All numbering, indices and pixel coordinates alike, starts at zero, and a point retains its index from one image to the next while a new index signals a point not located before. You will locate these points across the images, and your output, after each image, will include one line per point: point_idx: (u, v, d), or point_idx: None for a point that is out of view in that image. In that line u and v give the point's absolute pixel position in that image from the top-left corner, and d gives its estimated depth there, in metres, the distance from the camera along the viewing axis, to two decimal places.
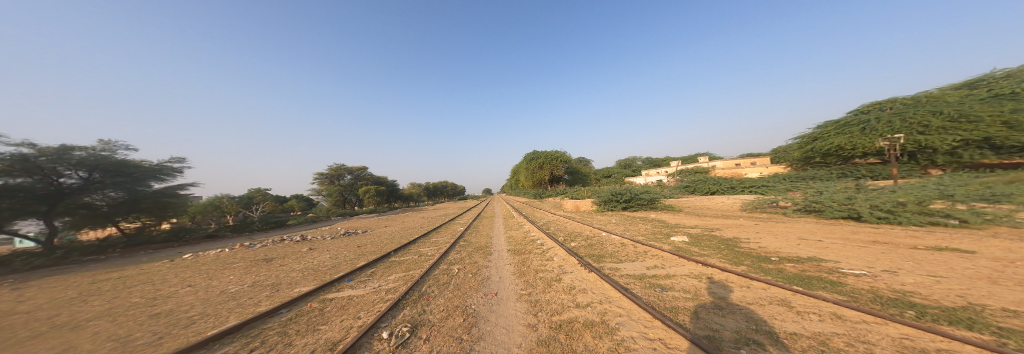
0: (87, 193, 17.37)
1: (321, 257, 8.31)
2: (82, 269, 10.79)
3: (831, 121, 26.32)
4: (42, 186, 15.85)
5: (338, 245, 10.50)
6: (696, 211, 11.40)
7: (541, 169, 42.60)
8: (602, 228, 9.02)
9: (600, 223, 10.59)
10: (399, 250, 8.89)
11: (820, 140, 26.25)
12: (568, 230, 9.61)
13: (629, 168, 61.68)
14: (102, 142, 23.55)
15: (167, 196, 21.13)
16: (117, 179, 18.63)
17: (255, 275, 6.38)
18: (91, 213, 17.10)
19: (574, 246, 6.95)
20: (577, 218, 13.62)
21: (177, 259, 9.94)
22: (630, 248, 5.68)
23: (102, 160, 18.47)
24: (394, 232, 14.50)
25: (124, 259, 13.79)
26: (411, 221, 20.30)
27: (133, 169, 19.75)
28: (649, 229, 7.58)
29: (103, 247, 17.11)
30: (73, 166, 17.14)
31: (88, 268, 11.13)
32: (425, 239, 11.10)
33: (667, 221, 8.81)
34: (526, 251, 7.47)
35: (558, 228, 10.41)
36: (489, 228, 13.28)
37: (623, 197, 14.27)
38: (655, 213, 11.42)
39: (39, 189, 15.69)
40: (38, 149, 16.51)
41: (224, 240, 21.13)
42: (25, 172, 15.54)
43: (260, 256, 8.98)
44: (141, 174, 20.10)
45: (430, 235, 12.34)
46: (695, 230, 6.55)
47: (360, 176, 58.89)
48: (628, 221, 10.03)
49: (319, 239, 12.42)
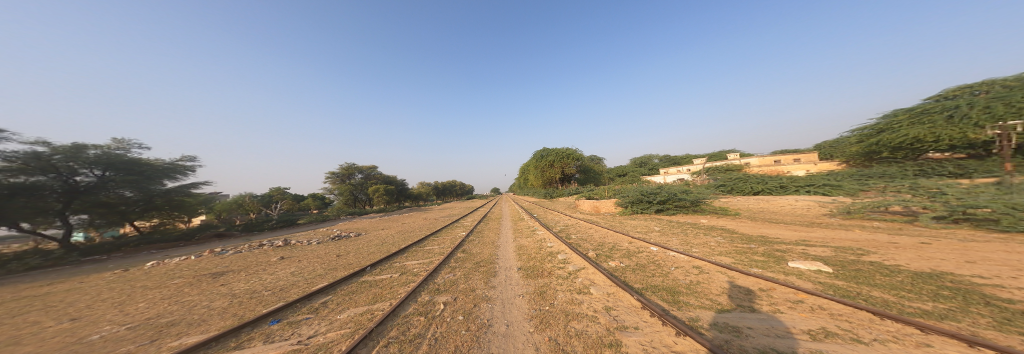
0: (103, 192, 16.89)
1: (279, 272, 6.50)
2: (55, 275, 9.77)
3: (903, 109, 22.52)
4: (58, 184, 15.50)
5: (315, 254, 8.75)
6: (763, 216, 8.74)
7: (552, 167, 40.25)
8: (643, 238, 6.72)
9: (636, 230, 8.21)
10: (380, 264, 7.02)
11: (888, 131, 22.51)
12: (596, 240, 7.38)
13: (646, 166, 58.11)
14: (116, 141, 23.76)
15: (180, 194, 20.78)
16: (134, 177, 18.15)
17: (168, 303, 4.61)
18: (109, 211, 16.73)
19: (615, 268, 4.72)
20: (601, 223, 11.23)
21: (135, 268, 8.54)
22: (722, 279, 3.36)
23: (118, 158, 17.92)
24: (389, 236, 12.83)
25: (115, 262, 12.93)
26: (412, 223, 18.61)
27: (146, 167, 19.22)
28: (721, 242, 5.19)
29: (115, 247, 16.73)
30: (89, 164, 16.61)
31: (63, 273, 10.12)
32: (417, 247, 9.20)
33: (738, 231, 6.34)
34: (543, 273, 5.29)
35: (582, 237, 8.14)
36: (495, 234, 11.24)
37: (657, 197, 11.77)
38: (706, 218, 8.93)
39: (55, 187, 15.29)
40: (53, 147, 15.99)
41: (230, 240, 20.42)
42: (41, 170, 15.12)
43: (216, 268, 7.37)
44: (156, 173, 19.61)
45: (424, 242, 10.40)
46: (815, 248, 4.10)
47: (371, 176, 58.74)
48: (675, 228, 7.59)
49: (302, 244, 10.81)
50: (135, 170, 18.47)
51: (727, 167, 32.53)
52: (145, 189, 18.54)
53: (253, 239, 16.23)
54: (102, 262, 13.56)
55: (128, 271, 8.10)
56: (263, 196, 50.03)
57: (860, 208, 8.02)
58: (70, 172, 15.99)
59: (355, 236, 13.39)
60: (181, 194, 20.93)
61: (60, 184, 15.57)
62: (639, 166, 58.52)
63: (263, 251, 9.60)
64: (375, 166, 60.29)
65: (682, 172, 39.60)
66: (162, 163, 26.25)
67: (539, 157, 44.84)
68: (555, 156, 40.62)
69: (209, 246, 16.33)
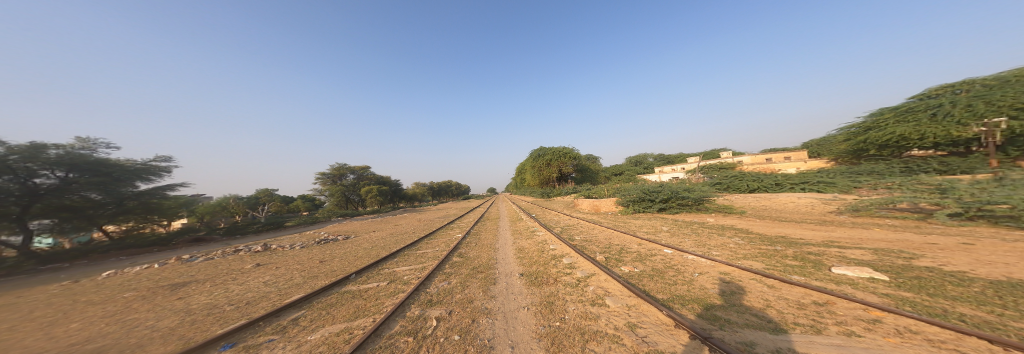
0: (68, 195, 15.59)
1: (251, 282, 5.79)
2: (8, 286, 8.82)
3: (888, 108, 23.00)
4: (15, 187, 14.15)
5: (295, 260, 8.01)
6: (770, 215, 8.45)
7: (548, 166, 39.91)
8: (652, 239, 6.29)
9: (642, 230, 7.80)
10: (366, 271, 6.37)
11: (874, 129, 22.99)
12: (602, 242, 6.92)
13: (640, 164, 58.46)
14: (81, 140, 22.19)
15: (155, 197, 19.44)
16: (103, 179, 16.84)
17: (107, 323, 3.90)
18: (76, 216, 15.42)
19: (630, 274, 4.23)
20: (603, 222, 10.82)
21: (92, 278, 7.68)
22: (763, 289, 2.88)
23: (83, 158, 16.58)
24: (380, 239, 12.13)
25: (80, 270, 11.89)
26: (405, 224, 17.85)
27: (115, 168, 17.85)
28: (742, 243, 4.76)
29: (84, 252, 15.52)
30: (50, 165, 15.27)
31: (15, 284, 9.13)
32: (408, 251, 8.58)
33: (753, 231, 5.97)
34: (549, 281, 4.76)
35: (586, 238, 7.67)
36: (493, 236, 10.65)
37: (659, 196, 11.44)
38: (712, 217, 8.60)
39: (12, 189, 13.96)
40: (8, 147, 14.60)
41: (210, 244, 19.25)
42: None
43: (181, 278, 6.60)
44: (128, 174, 18.28)
45: (417, 245, 9.75)
46: (852, 252, 3.70)
47: (362, 176, 57.15)
48: (684, 228, 7.19)
49: (284, 249, 10.01)
50: (104, 171, 17.15)
51: (721, 165, 32.80)
52: (116, 192, 17.22)
53: (235, 243, 15.26)
54: (63, 271, 12.40)
55: (82, 281, 7.25)
56: (250, 198, 48.17)
57: (869, 206, 7.80)
58: (29, 173, 14.66)
59: (343, 239, 12.62)
60: (156, 197, 19.57)
61: (17, 187, 14.24)
62: (633, 165, 58.84)
63: (239, 257, 8.80)
64: (367, 167, 58.80)
65: (676, 171, 39.85)
66: (134, 163, 24.64)
67: (534, 156, 44.49)
68: (551, 155, 40.29)
69: (185, 251, 15.21)
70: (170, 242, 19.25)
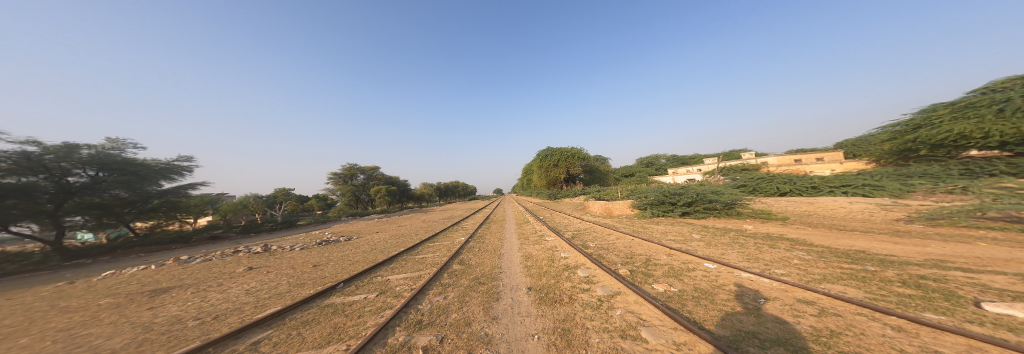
0: (96, 193, 15.98)
1: (232, 289, 5.27)
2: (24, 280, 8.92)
3: (944, 103, 20.74)
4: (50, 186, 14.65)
5: (289, 264, 7.55)
6: (820, 223, 7.28)
7: (557, 167, 38.81)
8: (683, 248, 5.36)
9: (666, 237, 6.85)
10: (358, 279, 5.77)
11: (926, 127, 20.86)
12: (622, 251, 6.03)
13: (653, 166, 56.28)
14: (110, 140, 23.22)
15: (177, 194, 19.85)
16: (128, 177, 17.28)
17: (57, 339, 3.41)
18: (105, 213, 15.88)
19: (667, 296, 3.36)
20: (618, 227, 9.86)
21: (88, 278, 7.47)
22: (886, 334, 1.96)
23: (111, 157, 17.07)
24: (381, 240, 11.66)
25: (97, 267, 12.08)
26: (409, 226, 17.40)
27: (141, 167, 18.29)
28: (808, 257, 3.77)
29: (109, 248, 15.99)
30: (82, 164, 15.74)
31: (30, 279, 9.22)
32: (407, 256, 7.97)
33: (811, 243, 4.93)
34: (563, 300, 3.94)
35: (602, 245, 6.78)
36: (498, 240, 9.89)
37: (681, 199, 10.35)
38: (749, 223, 7.50)
39: (47, 188, 14.46)
40: (43, 147, 15.09)
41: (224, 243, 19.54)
42: (32, 171, 14.25)
43: (167, 282, 6.20)
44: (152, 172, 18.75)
45: (417, 248, 9.14)
46: (985, 277, 2.70)
47: (373, 176, 57.85)
48: (718, 235, 6.20)
49: (283, 251, 9.64)
50: (130, 170, 17.58)
51: (743, 167, 30.70)
52: (140, 190, 17.63)
53: (242, 242, 15.22)
54: (83, 267, 12.61)
55: (77, 282, 7.04)
56: (267, 197, 49.76)
57: (956, 214, 6.47)
58: (62, 172, 15.13)
59: (345, 241, 12.20)
60: (177, 195, 20.04)
61: (52, 185, 14.73)
62: (646, 166, 56.68)
63: (235, 260, 8.42)
64: (377, 167, 59.51)
65: (693, 172, 37.78)
66: (158, 163, 25.61)
67: (542, 156, 43.49)
68: (560, 156, 39.18)
69: (196, 249, 15.34)
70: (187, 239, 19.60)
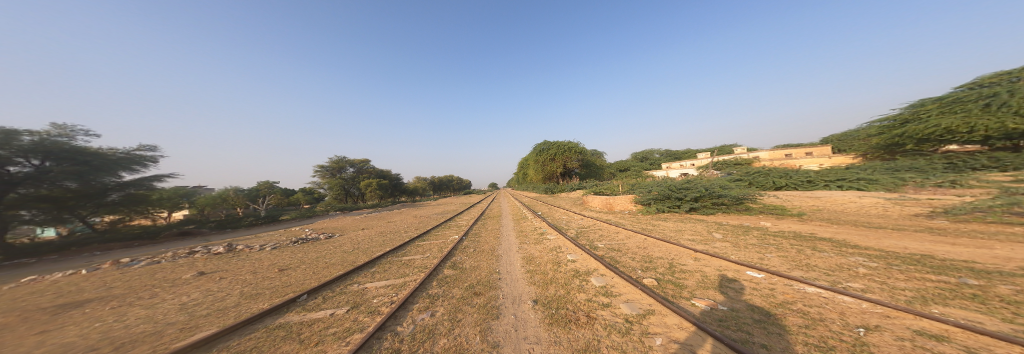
0: (39, 186, 13.90)
1: (166, 303, 4.23)
2: None
3: (933, 99, 21.17)
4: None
5: (252, 268, 6.52)
6: (840, 219, 6.81)
7: (552, 161, 38.14)
8: (711, 250, 4.68)
9: (682, 236, 6.19)
10: (329, 287, 4.81)
11: (914, 122, 21.34)
12: (637, 253, 5.32)
13: (646, 160, 56.56)
14: (57, 126, 20.78)
15: (141, 186, 17.94)
16: (79, 168, 15.17)
17: None
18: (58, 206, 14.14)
19: (720, 318, 2.61)
20: (623, 223, 9.22)
21: (5, 287, 6.24)
22: None
23: (59, 145, 15.02)
24: (366, 239, 10.67)
25: (42, 268, 10.66)
26: (398, 222, 16.34)
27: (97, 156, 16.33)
28: (876, 266, 3.14)
29: (65, 245, 14.36)
30: (25, 151, 13.83)
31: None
32: (392, 258, 7.04)
33: (854, 244, 4.33)
34: (582, 321, 3.15)
35: (612, 246, 6.06)
36: (494, 239, 9.07)
37: (688, 194, 9.79)
38: (766, 220, 6.96)
39: None
40: None
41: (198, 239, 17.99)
42: None
43: (91, 294, 5.08)
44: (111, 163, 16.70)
45: (404, 248, 8.23)
46: None
47: (362, 170, 55.58)
48: (741, 235, 5.58)
49: (251, 251, 8.49)
50: (82, 160, 15.50)
51: (736, 161, 30.90)
52: (94, 183, 15.56)
53: (213, 240, 13.88)
54: (21, 269, 10.97)
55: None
56: (251, 190, 47.28)
57: (986, 210, 6.06)
58: (2, 161, 13.22)
59: (326, 239, 11.09)
60: (141, 189, 17.96)
61: None
62: (639, 160, 56.86)
63: (191, 263, 7.25)
64: (366, 160, 57.16)
65: (686, 166, 37.87)
66: (116, 153, 23.25)
67: (537, 150, 42.68)
68: (555, 150, 38.51)
69: (162, 247, 13.91)
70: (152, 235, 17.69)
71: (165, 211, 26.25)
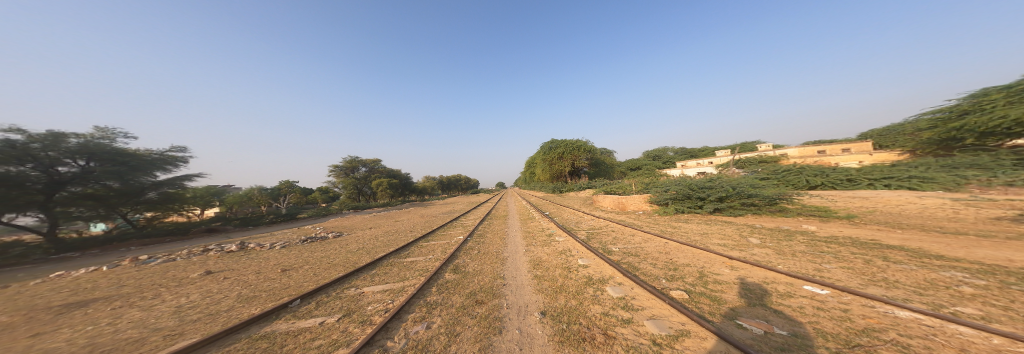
0: (84, 184, 14.88)
1: (161, 302, 4.08)
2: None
3: (997, 87, 18.75)
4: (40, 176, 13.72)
5: (255, 267, 6.42)
6: (898, 223, 5.88)
7: (562, 159, 37.35)
8: (745, 256, 4.03)
9: (708, 239, 5.52)
10: (324, 290, 4.55)
11: (974, 113, 19.01)
12: (659, 259, 4.71)
13: (661, 158, 54.37)
14: (99, 129, 22.34)
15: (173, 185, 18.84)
16: (117, 168, 16.05)
17: None
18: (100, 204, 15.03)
19: (784, 347, 2.05)
20: (639, 224, 8.55)
21: (29, 281, 6.43)
22: None
23: (101, 146, 15.93)
24: (371, 238, 10.55)
25: (79, 261, 11.26)
26: (406, 221, 16.28)
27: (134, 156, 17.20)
28: (984, 286, 2.47)
29: (106, 240, 15.30)
30: (71, 153, 14.70)
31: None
32: (393, 259, 6.75)
33: (933, 254, 3.56)
34: (598, 341, 2.64)
35: (629, 250, 5.46)
36: (500, 240, 8.65)
37: (711, 193, 8.94)
38: (807, 223, 6.12)
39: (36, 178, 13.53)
40: (28, 134, 14.02)
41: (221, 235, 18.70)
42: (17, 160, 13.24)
43: (98, 291, 5.06)
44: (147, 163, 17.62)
45: (408, 250, 7.95)
46: None
47: (375, 169, 56.92)
48: (781, 239, 4.85)
49: (261, 249, 8.52)
50: (121, 160, 16.38)
51: (761, 159, 28.89)
52: (132, 182, 16.50)
53: (231, 237, 14.28)
54: (63, 262, 11.67)
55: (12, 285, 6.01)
56: (273, 189, 49.49)
57: None
58: (51, 162, 14.13)
59: (334, 237, 11.08)
60: (173, 188, 18.86)
61: (39, 176, 13.73)
62: (653, 159, 54.77)
63: (203, 260, 7.31)
64: (379, 160, 58.42)
65: (704, 165, 35.98)
66: (151, 154, 24.78)
67: (546, 149, 41.93)
68: (565, 148, 37.64)
69: (186, 243, 14.48)
70: (182, 231, 18.57)
71: (197, 208, 27.86)
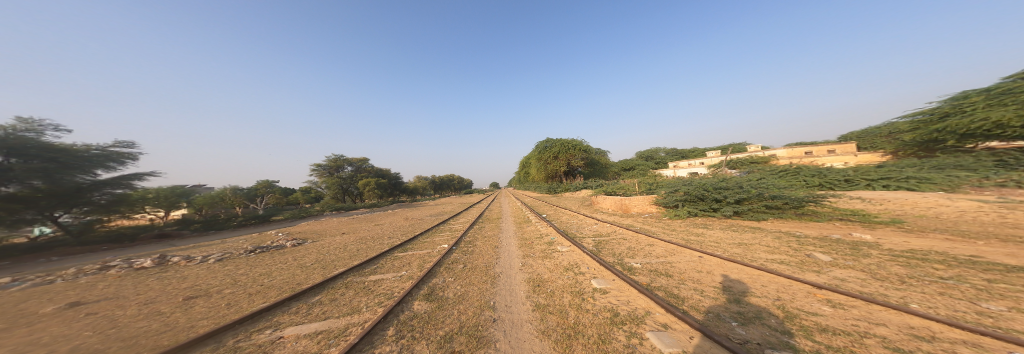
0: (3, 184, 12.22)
1: None
2: None
3: (977, 91, 19.24)
4: None
5: (159, 292, 4.76)
6: (958, 230, 5.00)
7: (556, 159, 36.38)
8: (836, 283, 2.84)
9: (752, 250, 4.38)
10: (221, 337, 3.00)
11: (954, 116, 19.46)
12: (704, 281, 3.48)
13: (652, 159, 54.66)
14: (22, 120, 19.09)
15: (119, 185, 15.95)
16: (44, 165, 13.32)
17: None
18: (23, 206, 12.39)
19: None
20: (652, 231, 7.42)
21: None
22: None
23: (27, 141, 13.31)
24: (339, 247, 8.95)
25: None
26: (387, 225, 14.62)
27: (69, 152, 14.40)
28: None
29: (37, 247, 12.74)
30: None
31: None
32: (353, 279, 5.25)
33: None
34: None
35: (656, 269, 4.23)
36: (492, 251, 7.29)
37: (730, 194, 7.95)
38: (856, 230, 5.14)
39: None
40: None
41: (176, 241, 16.24)
42: None
43: None
44: (88, 160, 14.94)
45: (377, 263, 6.46)
46: None
47: (361, 169, 53.82)
48: (851, 254, 3.75)
49: (187, 264, 6.72)
50: (51, 156, 13.64)
51: (752, 159, 29.00)
52: (64, 182, 13.73)
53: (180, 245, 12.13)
54: None
55: None
56: (251, 189, 45.95)
57: None
58: None
59: (293, 246, 9.30)
60: (121, 188, 16.08)
61: None
62: (645, 159, 54.98)
63: (94, 282, 5.50)
64: (366, 158, 55.26)
65: (696, 165, 35.94)
66: None
67: (540, 148, 40.87)
68: (560, 147, 36.68)
69: (123, 251, 12.19)
70: (129, 239, 15.70)
71: (159, 210, 24.92)
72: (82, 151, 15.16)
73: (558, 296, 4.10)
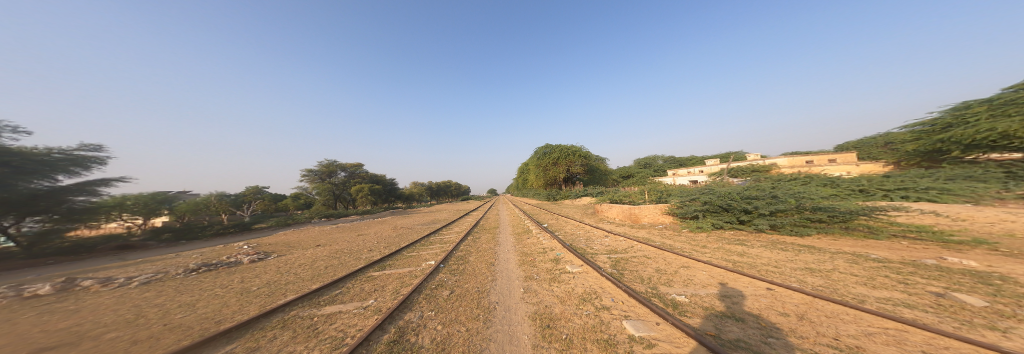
0: None
1: None
2: None
3: (979, 101, 18.99)
4: None
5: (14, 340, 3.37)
6: None
7: (555, 165, 35.40)
8: None
9: (838, 280, 3.23)
10: None
11: (959, 126, 19.08)
12: (807, 334, 2.27)
13: (650, 167, 54.32)
14: None
15: (79, 192, 14.04)
16: None
17: None
18: None
19: None
20: (676, 247, 6.29)
21: None
22: None
23: None
24: (307, 262, 7.59)
25: None
26: (372, 235, 13.25)
27: (27, 156, 12.62)
28: None
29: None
30: None
31: None
32: (302, 313, 3.95)
33: None
34: None
35: (714, 308, 3.02)
36: (487, 270, 6.03)
37: (764, 205, 6.90)
38: (947, 254, 4.05)
39: None
40: None
41: (138, 252, 14.50)
42: None
43: None
44: (48, 165, 13.07)
45: (343, 288, 5.14)
46: None
47: (355, 175, 51.84)
48: (1000, 292, 2.61)
49: (98, 293, 5.28)
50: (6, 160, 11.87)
51: (753, 168, 28.45)
52: (17, 188, 11.87)
53: (131, 259, 10.50)
54: None
55: None
56: (239, 195, 43.83)
57: None
58: None
59: (251, 262, 7.89)
60: (83, 196, 14.18)
61: None
62: (643, 167, 54.57)
63: None
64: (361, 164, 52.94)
65: (695, 173, 35.34)
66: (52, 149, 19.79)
67: (539, 154, 39.88)
68: (559, 154, 35.74)
69: (66, 267, 10.53)
70: (85, 250, 13.59)
71: (137, 218, 22.81)
72: (42, 155, 13.27)
73: (578, 348, 2.83)
